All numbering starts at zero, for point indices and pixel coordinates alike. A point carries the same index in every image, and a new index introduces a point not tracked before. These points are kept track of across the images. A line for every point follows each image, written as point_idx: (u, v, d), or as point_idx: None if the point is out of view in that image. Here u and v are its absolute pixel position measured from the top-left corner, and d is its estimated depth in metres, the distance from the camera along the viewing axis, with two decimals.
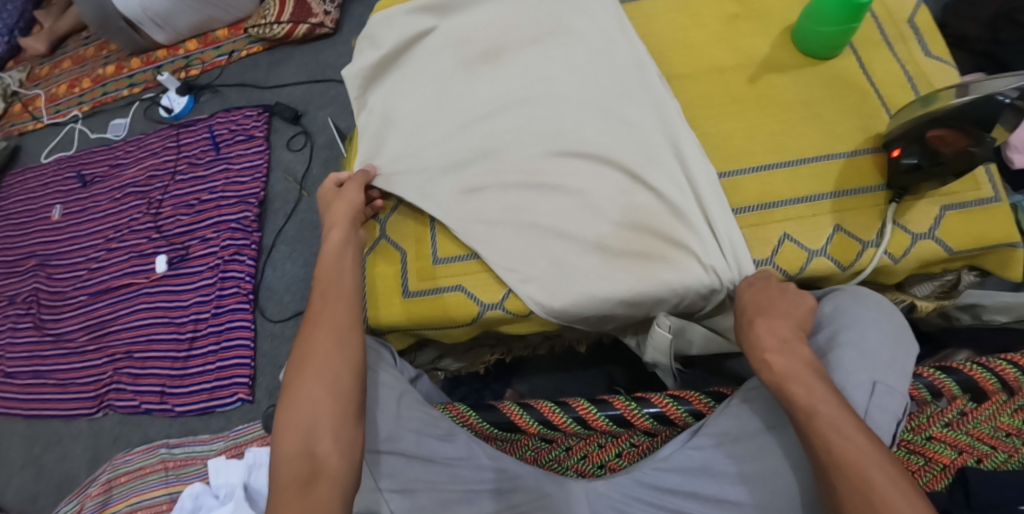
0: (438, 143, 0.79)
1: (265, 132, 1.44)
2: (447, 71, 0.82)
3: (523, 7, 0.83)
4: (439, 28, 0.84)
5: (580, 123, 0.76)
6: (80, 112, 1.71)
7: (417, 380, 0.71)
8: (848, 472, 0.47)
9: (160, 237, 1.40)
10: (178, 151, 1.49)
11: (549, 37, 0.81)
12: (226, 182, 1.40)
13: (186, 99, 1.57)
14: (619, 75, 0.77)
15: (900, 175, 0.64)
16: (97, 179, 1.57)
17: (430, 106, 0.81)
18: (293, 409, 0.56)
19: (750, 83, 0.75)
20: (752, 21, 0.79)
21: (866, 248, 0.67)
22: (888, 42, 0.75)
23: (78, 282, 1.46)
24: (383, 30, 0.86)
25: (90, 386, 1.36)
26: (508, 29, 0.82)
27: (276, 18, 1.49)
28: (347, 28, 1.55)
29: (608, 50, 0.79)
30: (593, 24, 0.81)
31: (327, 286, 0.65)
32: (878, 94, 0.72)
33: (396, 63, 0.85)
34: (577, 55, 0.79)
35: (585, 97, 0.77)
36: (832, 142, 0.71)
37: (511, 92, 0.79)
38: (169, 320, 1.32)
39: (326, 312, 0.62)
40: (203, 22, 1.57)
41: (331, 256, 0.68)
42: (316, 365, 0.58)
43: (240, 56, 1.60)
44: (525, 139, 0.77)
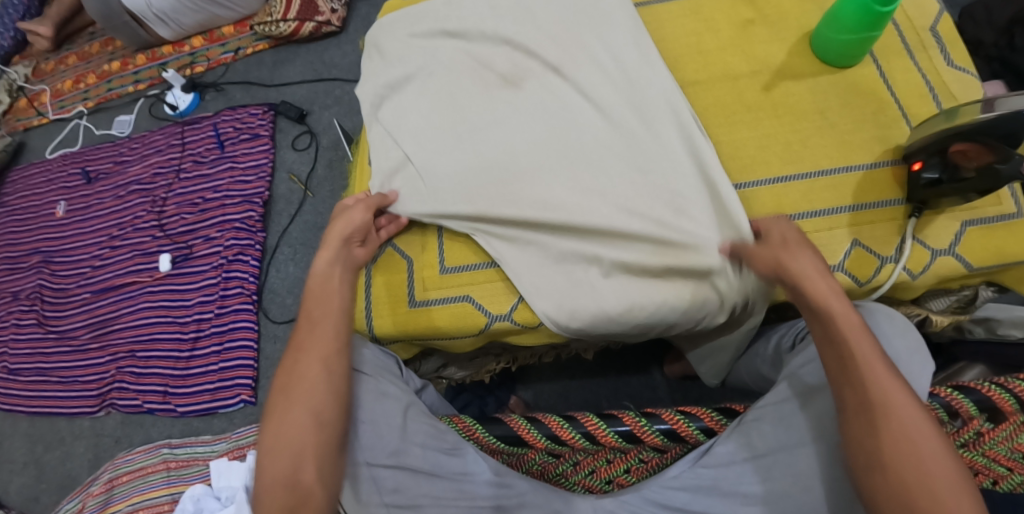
0: (450, 166, 0.75)
1: (270, 131, 1.43)
2: (462, 91, 0.79)
3: (545, 30, 0.80)
4: (457, 47, 0.83)
5: (600, 153, 0.72)
6: (85, 108, 1.71)
7: (423, 390, 0.71)
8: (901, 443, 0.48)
9: (164, 236, 1.39)
10: (182, 148, 1.48)
11: (572, 62, 0.77)
12: (230, 181, 1.39)
13: (191, 96, 1.56)
14: (641, 106, 0.73)
15: (918, 189, 0.63)
16: (101, 176, 1.57)
17: (440, 114, 0.78)
18: (278, 435, 0.55)
19: (766, 91, 0.74)
20: (768, 26, 0.77)
21: (883, 263, 0.65)
22: (909, 51, 0.73)
23: (81, 279, 1.46)
24: (404, 47, 0.85)
25: (92, 384, 1.35)
26: (529, 52, 0.79)
27: (282, 16, 1.47)
28: (353, 27, 1.54)
29: (629, 79, 0.74)
30: (617, 51, 0.76)
31: (314, 307, 0.64)
32: (897, 104, 0.71)
33: (405, 71, 0.83)
34: (598, 82, 0.75)
35: (607, 128, 0.73)
36: (850, 151, 0.69)
37: (529, 118, 0.75)
38: (172, 319, 1.32)
39: (313, 336, 0.61)
40: (209, 19, 1.56)
41: (319, 276, 0.66)
42: (302, 390, 0.57)
43: (245, 53, 1.58)
44: (539, 154, 0.73)
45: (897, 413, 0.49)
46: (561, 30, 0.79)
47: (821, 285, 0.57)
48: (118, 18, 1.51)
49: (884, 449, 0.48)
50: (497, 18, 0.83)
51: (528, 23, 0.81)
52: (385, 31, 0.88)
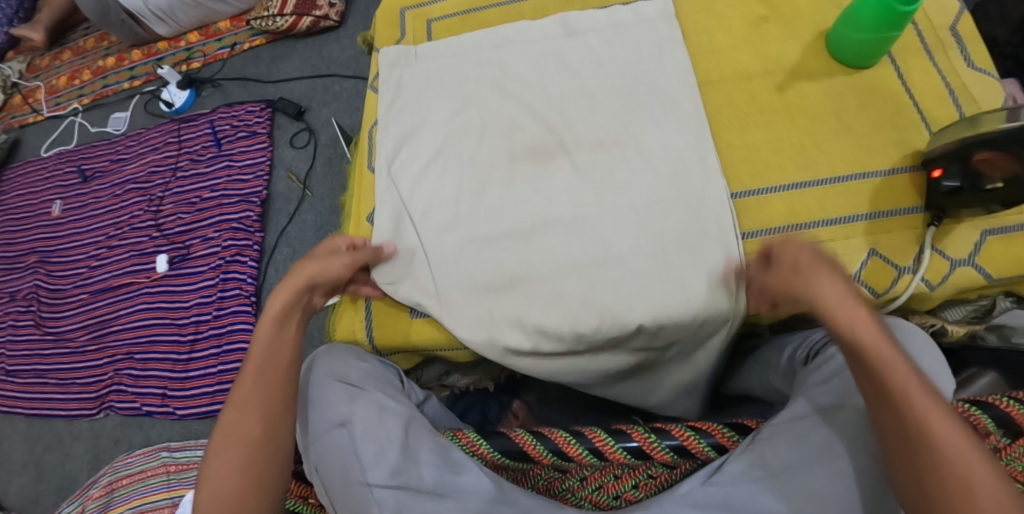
0: (454, 247, 0.68)
1: (268, 129, 1.40)
2: (485, 161, 0.72)
3: (588, 100, 0.73)
4: (485, 104, 0.75)
5: (625, 254, 0.64)
6: (80, 105, 1.68)
7: (425, 403, 0.70)
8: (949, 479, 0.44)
9: (160, 236, 1.37)
10: (179, 146, 1.45)
11: (611, 141, 0.70)
12: (227, 180, 1.36)
13: (187, 92, 1.53)
14: (675, 206, 0.65)
15: (937, 197, 0.61)
16: (97, 174, 1.55)
17: (446, 165, 0.73)
18: (212, 497, 0.52)
19: (779, 92, 0.71)
20: (782, 25, 0.74)
21: (901, 274, 0.63)
22: (928, 50, 0.71)
23: (78, 279, 1.45)
24: (429, 91, 0.78)
25: (91, 386, 1.34)
26: (564, 124, 0.72)
27: (279, 11, 1.45)
28: (352, 21, 1.50)
29: (669, 173, 0.67)
30: (663, 141, 0.69)
31: (255, 360, 0.60)
32: (916, 107, 0.68)
33: (415, 112, 0.77)
34: (636, 172, 0.68)
35: (637, 234, 0.65)
36: (869, 154, 0.67)
37: (553, 206, 0.68)
38: (171, 321, 1.30)
39: (259, 392, 0.57)
40: (205, 15, 1.53)
41: (269, 328, 0.62)
42: (238, 455, 0.54)
43: (242, 49, 1.55)
44: (550, 218, 0.67)
45: (930, 444, 0.45)
46: (606, 101, 0.72)
47: (845, 316, 0.51)
48: (114, 15, 1.48)
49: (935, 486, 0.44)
50: (535, 77, 0.76)
51: (570, 89, 0.74)
52: (410, 64, 0.81)
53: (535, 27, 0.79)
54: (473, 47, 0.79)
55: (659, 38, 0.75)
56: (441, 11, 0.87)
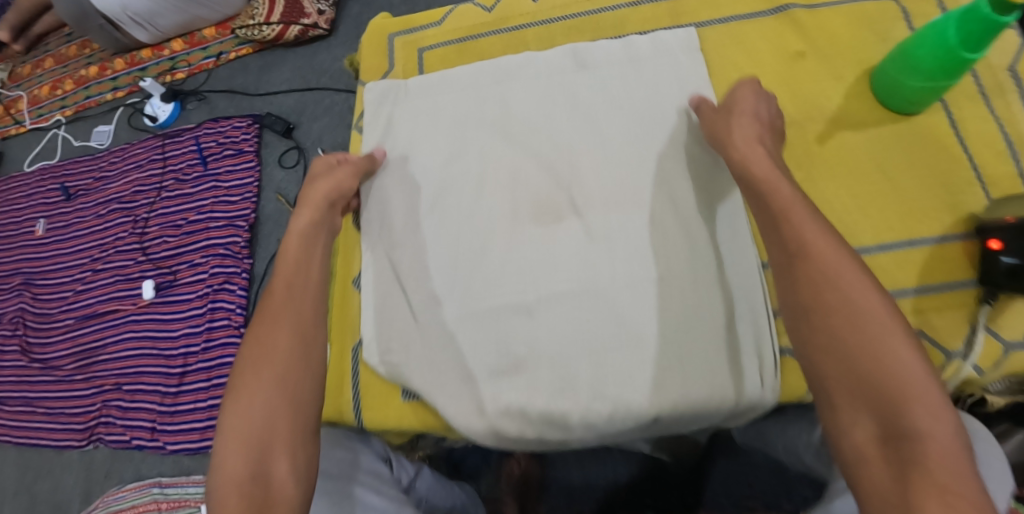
0: (461, 303, 0.71)
1: (255, 147, 1.33)
2: (483, 219, 0.74)
3: (609, 163, 0.74)
4: (482, 151, 0.79)
5: (642, 332, 0.66)
6: (63, 116, 1.62)
7: (417, 477, 0.75)
8: (834, 300, 0.57)
9: (146, 260, 1.31)
10: (164, 164, 1.39)
11: (627, 199, 0.72)
12: (214, 201, 1.30)
13: (170, 106, 1.46)
14: (687, 281, 0.67)
15: (998, 278, 0.65)
16: (81, 192, 1.48)
17: (451, 206, 0.76)
18: (248, 413, 0.63)
19: (821, 141, 0.77)
20: (819, 59, 0.81)
21: (951, 358, 0.67)
22: (984, 95, 0.77)
23: (65, 304, 1.39)
24: (430, 130, 0.82)
25: (79, 417, 1.30)
26: (580, 189, 0.74)
27: (265, 19, 1.36)
28: (343, 29, 1.41)
29: (692, 245, 0.69)
30: (678, 210, 0.70)
31: (275, 300, 0.71)
32: (973, 165, 0.74)
33: (417, 149, 0.81)
34: (658, 243, 0.69)
35: (658, 309, 0.66)
36: (913, 212, 0.73)
37: (555, 288, 0.69)
38: (158, 352, 1.25)
39: (287, 310, 0.70)
40: (189, 21, 1.45)
41: (283, 287, 0.72)
42: (270, 373, 0.65)
43: (228, 58, 1.48)
44: (558, 275, 0.70)
45: (814, 266, 0.59)
46: (624, 150, 0.75)
47: (741, 156, 0.68)
48: (92, 21, 1.41)
49: (822, 319, 0.57)
50: (542, 141, 0.78)
51: (580, 134, 0.77)
52: (405, 108, 0.85)
53: (542, 57, 0.84)
54: (476, 85, 0.84)
55: (669, 100, 0.78)
56: (433, 39, 0.94)
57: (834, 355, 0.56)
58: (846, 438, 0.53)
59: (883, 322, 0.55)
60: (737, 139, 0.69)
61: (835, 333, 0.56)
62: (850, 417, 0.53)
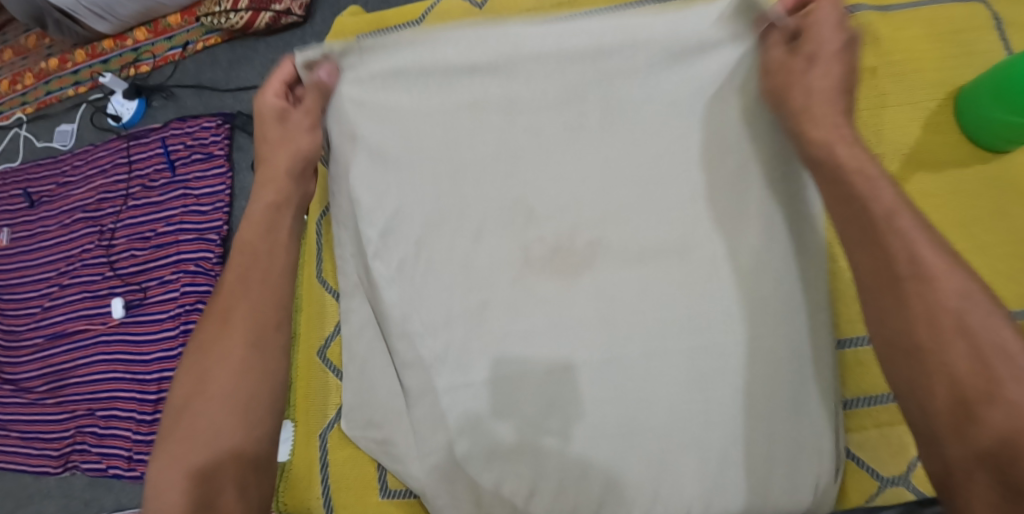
0: (461, 332, 0.69)
1: (226, 150, 1.22)
2: (485, 272, 0.70)
3: (643, 222, 0.69)
4: (481, 169, 0.72)
5: (677, 422, 0.64)
6: (23, 114, 1.49)
7: None
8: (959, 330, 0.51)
9: (114, 275, 1.22)
10: (129, 169, 1.27)
11: (666, 250, 0.68)
12: (183, 211, 1.19)
13: (135, 103, 1.35)
14: (721, 374, 0.65)
15: None
16: (45, 198, 1.38)
17: (448, 220, 0.72)
18: (194, 417, 0.60)
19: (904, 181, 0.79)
20: (891, 80, 0.81)
21: None
22: None
23: (33, 321, 1.30)
24: (414, 120, 0.74)
25: (53, 442, 1.22)
26: (612, 252, 0.69)
27: (232, 6, 1.23)
28: (320, 17, 1.28)
29: (739, 329, 0.65)
30: (724, 284, 0.66)
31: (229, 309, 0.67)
32: None
33: (405, 138, 0.74)
34: (700, 328, 0.66)
35: (715, 401, 0.64)
36: (994, 265, 0.75)
37: (558, 380, 0.67)
38: (130, 376, 1.16)
39: (244, 301, 0.67)
40: (149, 8, 1.30)
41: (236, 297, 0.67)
42: (222, 374, 0.62)
43: (195, 49, 1.34)
44: (592, 335, 0.67)
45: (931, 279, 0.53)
46: (648, 172, 0.70)
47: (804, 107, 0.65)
48: (48, 15, 1.28)
49: (935, 352, 0.51)
50: (555, 185, 0.71)
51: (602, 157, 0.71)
52: (393, 110, 0.74)
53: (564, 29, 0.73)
54: (471, 73, 0.74)
55: (699, 134, 0.70)
56: None
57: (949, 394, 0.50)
58: (957, 488, 0.49)
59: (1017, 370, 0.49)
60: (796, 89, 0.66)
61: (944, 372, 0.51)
62: (965, 470, 0.48)
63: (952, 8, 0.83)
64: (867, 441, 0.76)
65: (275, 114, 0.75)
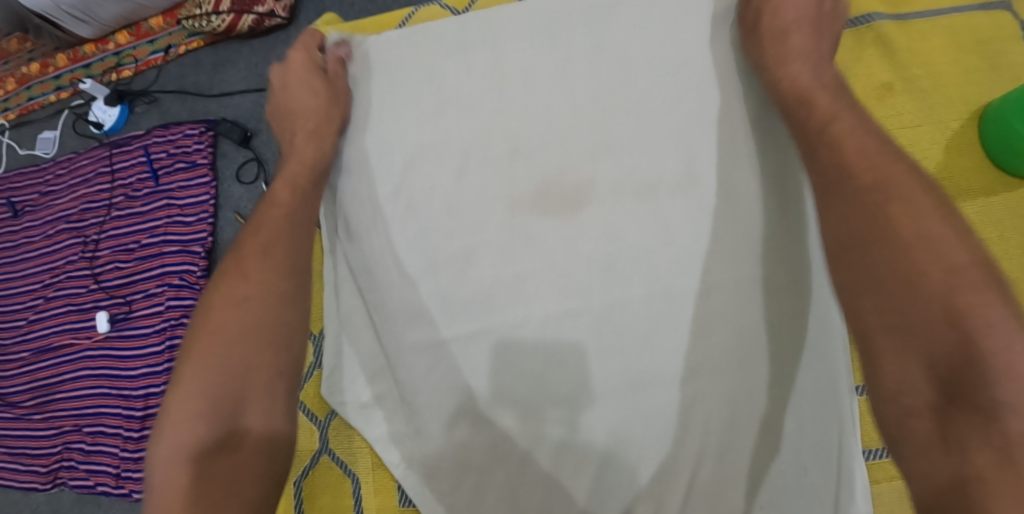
0: (451, 281, 0.62)
1: (209, 158, 1.18)
2: (474, 228, 0.62)
3: (644, 201, 0.60)
4: (468, 107, 0.66)
5: (691, 406, 0.56)
6: (6, 121, 1.46)
7: None
8: (931, 261, 0.47)
9: (98, 288, 1.18)
10: (112, 178, 1.24)
11: (660, 187, 0.60)
12: (167, 222, 1.16)
13: (117, 110, 1.30)
14: (751, 364, 0.57)
15: None
16: (28, 208, 1.34)
17: (434, 152, 0.65)
18: (222, 348, 0.57)
19: None
20: (908, 93, 0.75)
21: None
22: None
23: (18, 335, 1.27)
24: (407, 79, 0.69)
25: (40, 459, 1.19)
26: (618, 240, 0.59)
27: (213, 8, 1.19)
28: (304, 18, 1.23)
29: (767, 322, 0.57)
30: (749, 278, 0.57)
31: (260, 249, 0.63)
32: None
33: (399, 88, 0.69)
34: (733, 309, 0.57)
35: (706, 353, 0.57)
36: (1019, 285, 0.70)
37: (564, 359, 0.58)
38: (116, 392, 1.13)
39: (281, 242, 0.64)
40: (130, 11, 1.25)
41: (269, 238, 0.64)
42: (255, 313, 0.59)
43: (178, 53, 1.30)
44: (581, 272, 0.59)
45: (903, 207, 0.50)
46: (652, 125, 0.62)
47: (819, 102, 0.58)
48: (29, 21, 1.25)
49: (903, 281, 0.47)
50: (547, 150, 0.63)
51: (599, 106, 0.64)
52: (384, 71, 0.71)
53: None
54: (467, 35, 0.70)
55: (713, 116, 0.62)
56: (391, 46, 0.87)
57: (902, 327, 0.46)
58: (892, 403, 0.47)
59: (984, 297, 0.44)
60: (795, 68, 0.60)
61: (904, 294, 0.47)
62: (897, 379, 0.46)
63: (977, 16, 0.76)
64: (880, 495, 0.67)
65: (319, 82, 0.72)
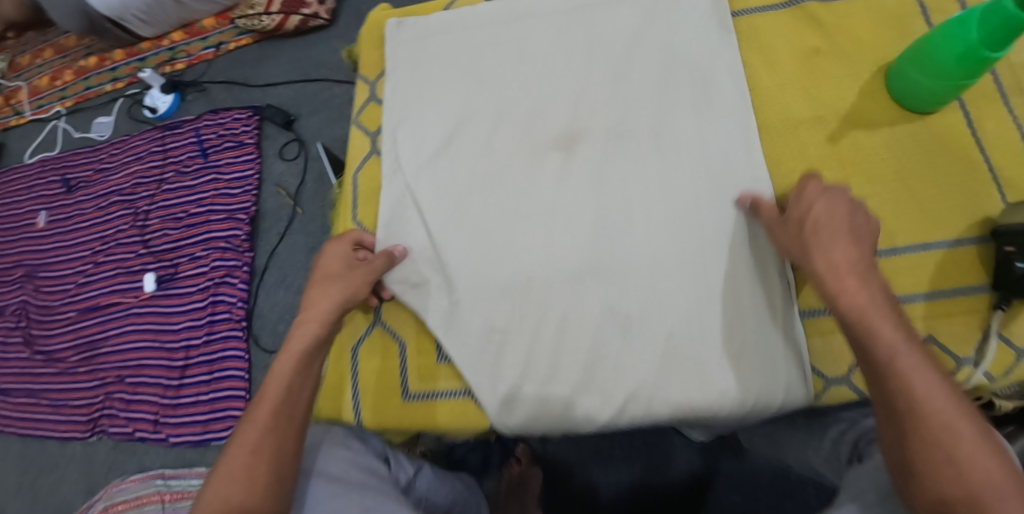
0: (472, 221, 0.67)
1: (255, 139, 1.33)
2: (500, 155, 0.69)
3: (637, 126, 0.68)
4: (495, 68, 0.74)
5: (662, 286, 0.62)
6: (63, 108, 1.61)
7: (418, 475, 0.65)
8: (932, 421, 0.47)
9: (147, 253, 1.31)
10: (164, 156, 1.38)
11: (637, 131, 0.68)
12: (214, 194, 1.29)
13: (171, 97, 1.45)
14: (722, 246, 0.63)
15: (1008, 280, 0.61)
16: (81, 184, 1.48)
17: (466, 95, 0.73)
18: None
19: (831, 143, 0.71)
20: (835, 59, 0.74)
21: (961, 366, 0.63)
22: (1004, 96, 0.71)
23: (66, 296, 1.39)
24: (438, 67, 0.76)
25: (82, 409, 1.30)
26: (605, 166, 0.67)
27: (265, 9, 1.35)
28: (343, 20, 1.40)
29: (724, 200, 0.64)
30: (703, 169, 0.65)
31: (220, 507, 0.49)
32: (990, 169, 0.68)
33: (438, 51, 0.77)
34: (692, 193, 0.65)
35: (671, 239, 0.63)
36: (929, 209, 0.67)
37: (562, 258, 0.64)
38: (159, 344, 1.25)
39: (286, 388, 0.56)
40: (187, 13, 1.42)
41: (231, 492, 0.50)
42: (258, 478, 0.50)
43: (228, 49, 1.47)
44: (581, 183, 0.66)
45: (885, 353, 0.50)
46: (643, 80, 0.70)
47: (834, 282, 0.54)
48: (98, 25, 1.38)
49: (923, 437, 0.47)
50: (564, 108, 0.70)
51: (603, 71, 0.71)
52: (424, 46, 0.77)
53: None
54: (492, 23, 0.77)
55: (709, 52, 0.70)
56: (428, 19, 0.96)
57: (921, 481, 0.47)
58: None
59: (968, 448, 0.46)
60: (823, 257, 0.55)
61: (916, 450, 0.47)
62: None
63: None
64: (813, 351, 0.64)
65: (336, 266, 0.65)
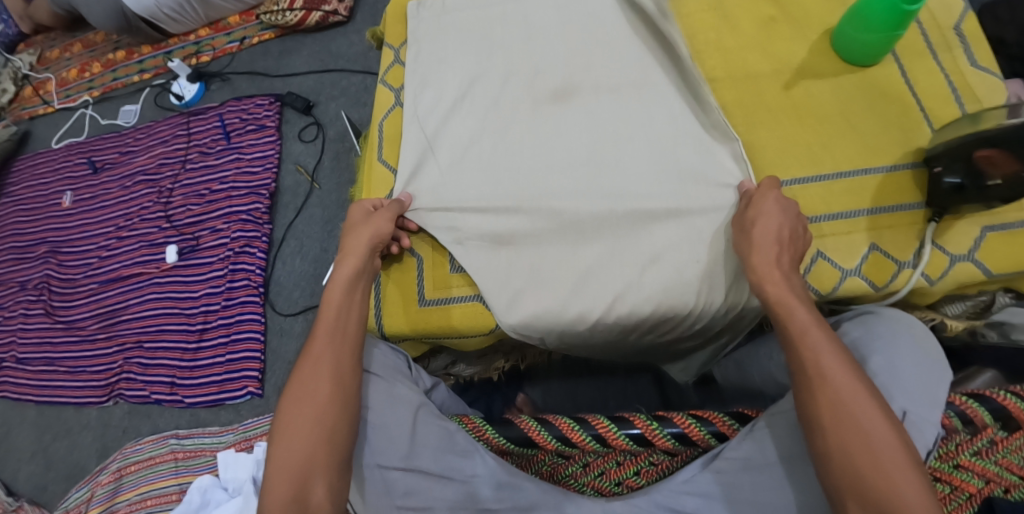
0: (479, 161, 0.77)
1: (276, 123, 1.42)
2: (507, 105, 0.79)
3: (620, 79, 0.78)
4: (507, 37, 0.84)
5: (636, 206, 0.71)
6: (91, 97, 1.70)
7: (434, 389, 0.73)
8: (829, 386, 0.51)
9: (171, 227, 1.39)
10: (188, 139, 1.47)
11: (622, 86, 0.77)
12: (237, 172, 1.38)
13: (196, 86, 1.55)
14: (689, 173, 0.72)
15: (942, 195, 0.68)
16: (108, 166, 1.56)
17: (479, 59, 0.83)
18: (288, 439, 0.56)
19: (786, 91, 0.79)
20: (791, 24, 0.83)
21: (901, 269, 0.71)
22: (933, 50, 0.79)
23: (89, 269, 1.46)
24: (458, 39, 0.86)
25: (101, 374, 1.36)
26: (593, 112, 0.77)
27: (289, 5, 1.46)
28: (360, 16, 1.51)
29: (693, 134, 0.74)
30: (671, 110, 0.75)
31: (295, 417, 0.58)
32: (920, 105, 0.76)
33: (457, 23, 0.87)
34: (663, 130, 0.74)
35: (649, 170, 0.73)
36: (874, 142, 0.75)
37: (556, 188, 0.74)
38: (179, 311, 1.32)
39: (336, 321, 0.64)
40: (214, 10, 1.54)
41: (302, 402, 0.58)
42: (322, 395, 0.58)
43: (252, 43, 1.57)
44: (575, 129, 0.76)
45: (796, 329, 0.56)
46: (626, 45, 0.80)
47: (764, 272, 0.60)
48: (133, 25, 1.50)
49: (825, 400, 0.51)
50: (562, 67, 0.80)
51: (594, 37, 0.81)
52: (444, 19, 0.88)
53: None
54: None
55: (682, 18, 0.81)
56: None
57: (824, 439, 0.50)
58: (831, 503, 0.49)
59: (862, 407, 0.49)
60: (758, 257, 0.62)
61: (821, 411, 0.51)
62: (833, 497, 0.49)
63: None
64: None
65: (357, 215, 0.74)
